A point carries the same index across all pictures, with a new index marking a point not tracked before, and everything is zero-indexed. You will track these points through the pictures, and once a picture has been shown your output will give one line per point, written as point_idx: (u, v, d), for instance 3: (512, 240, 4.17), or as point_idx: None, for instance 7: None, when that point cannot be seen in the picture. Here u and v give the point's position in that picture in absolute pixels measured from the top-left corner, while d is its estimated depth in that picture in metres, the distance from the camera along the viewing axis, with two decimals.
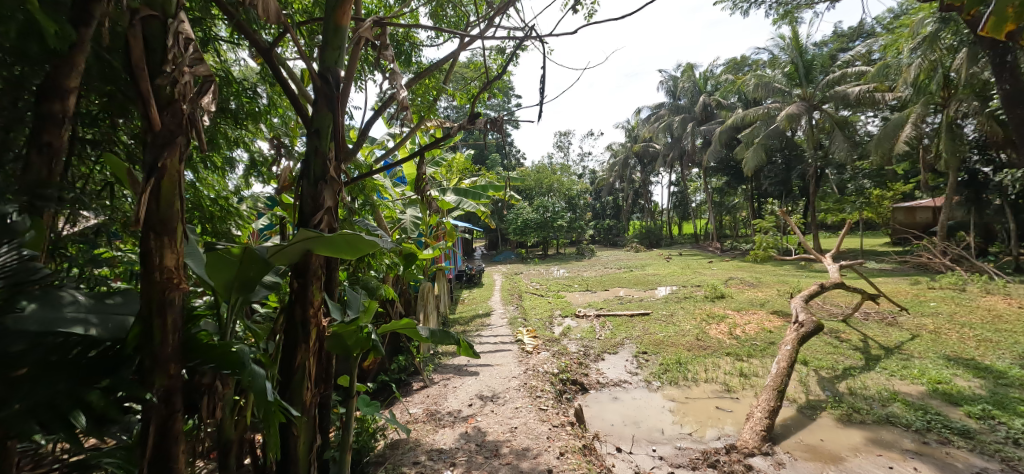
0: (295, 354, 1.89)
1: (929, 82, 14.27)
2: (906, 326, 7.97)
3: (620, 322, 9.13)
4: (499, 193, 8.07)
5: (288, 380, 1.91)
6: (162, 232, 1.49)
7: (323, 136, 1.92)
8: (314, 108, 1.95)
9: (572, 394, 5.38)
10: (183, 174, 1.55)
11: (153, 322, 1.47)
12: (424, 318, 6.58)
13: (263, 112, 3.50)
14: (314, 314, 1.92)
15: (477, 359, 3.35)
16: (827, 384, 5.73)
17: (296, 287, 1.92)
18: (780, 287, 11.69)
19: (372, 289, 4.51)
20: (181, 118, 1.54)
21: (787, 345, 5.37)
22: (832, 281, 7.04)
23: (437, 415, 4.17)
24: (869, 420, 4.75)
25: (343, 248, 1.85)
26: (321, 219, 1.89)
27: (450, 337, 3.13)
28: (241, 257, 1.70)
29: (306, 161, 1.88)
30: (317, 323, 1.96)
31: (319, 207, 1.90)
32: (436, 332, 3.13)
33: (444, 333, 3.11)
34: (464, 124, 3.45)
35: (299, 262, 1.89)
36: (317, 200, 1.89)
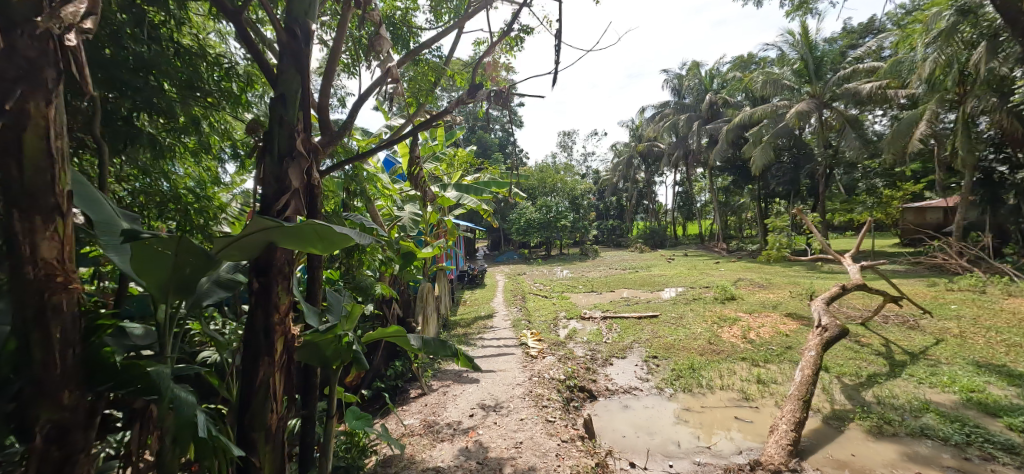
0: (259, 368, 1.80)
1: (944, 78, 13.91)
2: (929, 329, 7.59)
3: (628, 325, 8.79)
4: (502, 190, 7.74)
5: (250, 393, 1.81)
6: (30, 210, 1.39)
7: (289, 104, 1.91)
8: (279, 69, 1.94)
9: (579, 402, 5.05)
10: (50, 124, 1.45)
11: (30, 336, 1.42)
12: (424, 320, 6.24)
13: (242, 93, 3.22)
14: (278, 323, 1.85)
15: (476, 372, 3.04)
16: (853, 392, 5.38)
17: (257, 288, 1.82)
18: (793, 289, 11.30)
19: (364, 289, 4.21)
20: (44, 41, 1.43)
21: (810, 351, 5.03)
22: (853, 282, 6.66)
23: (435, 427, 3.85)
24: (901, 433, 4.41)
25: (307, 244, 1.69)
26: (286, 202, 1.85)
27: (447, 349, 2.83)
28: (176, 250, 1.57)
29: (269, 135, 1.84)
30: (282, 332, 1.88)
31: (286, 186, 1.86)
32: (431, 341, 2.84)
33: (441, 344, 2.83)
34: (464, 98, 3.17)
35: (260, 261, 1.81)
36: (282, 181, 1.85)
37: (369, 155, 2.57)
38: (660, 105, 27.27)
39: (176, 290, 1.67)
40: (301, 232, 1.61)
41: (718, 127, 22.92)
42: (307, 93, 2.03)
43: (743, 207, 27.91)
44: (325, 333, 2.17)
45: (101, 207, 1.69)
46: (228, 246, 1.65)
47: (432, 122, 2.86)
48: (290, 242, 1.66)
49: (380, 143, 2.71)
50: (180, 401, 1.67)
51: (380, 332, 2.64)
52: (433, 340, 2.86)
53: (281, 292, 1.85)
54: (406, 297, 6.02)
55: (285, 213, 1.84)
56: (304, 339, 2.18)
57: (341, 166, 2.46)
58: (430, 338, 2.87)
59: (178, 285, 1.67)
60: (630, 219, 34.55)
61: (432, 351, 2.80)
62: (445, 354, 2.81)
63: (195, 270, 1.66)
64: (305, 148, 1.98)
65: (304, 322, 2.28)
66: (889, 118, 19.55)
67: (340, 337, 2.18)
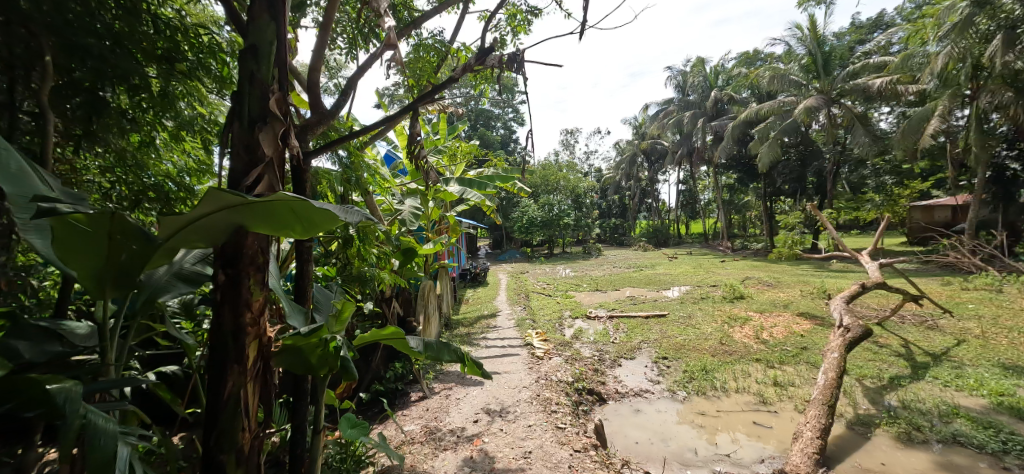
0: (227, 378, 1.62)
1: (956, 73, 13.59)
2: (949, 330, 7.31)
3: (635, 324, 8.53)
4: (506, 184, 7.51)
5: (218, 409, 1.62)
6: None
7: (261, 59, 1.75)
8: (250, 18, 1.76)
9: (589, 406, 4.80)
10: None
11: None
12: (426, 320, 5.97)
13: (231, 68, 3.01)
14: (251, 325, 1.68)
15: (484, 378, 2.78)
16: (876, 395, 5.12)
17: (224, 281, 1.64)
18: (803, 288, 11.02)
19: (364, 282, 3.96)
20: None
21: (833, 352, 4.78)
22: (873, 280, 6.38)
23: (437, 434, 3.60)
24: (932, 439, 4.15)
25: (276, 224, 1.63)
26: (258, 176, 1.71)
27: (451, 352, 2.59)
28: (108, 230, 1.54)
29: (239, 96, 1.69)
30: (254, 335, 1.70)
31: (258, 156, 1.73)
32: (434, 344, 2.59)
33: (444, 347, 2.59)
34: (471, 64, 2.92)
35: (229, 250, 1.65)
36: (253, 149, 1.72)
37: (360, 132, 2.38)
38: (664, 102, 26.92)
39: (114, 285, 1.66)
40: (275, 210, 1.56)
41: (723, 124, 22.61)
42: (281, 42, 1.85)
43: (748, 205, 27.59)
44: (308, 336, 1.97)
45: (26, 180, 1.56)
46: (186, 231, 1.57)
47: (433, 94, 2.64)
48: (260, 223, 1.60)
49: (376, 123, 2.48)
50: (94, 428, 1.49)
51: (378, 332, 2.42)
52: (435, 341, 2.62)
53: (252, 287, 1.67)
54: (405, 294, 5.78)
55: (257, 187, 1.71)
56: (285, 342, 2.00)
57: (329, 146, 2.24)
58: (432, 340, 2.62)
59: (117, 275, 1.65)
60: (633, 218, 34.22)
61: (434, 354, 2.55)
62: (447, 360, 2.55)
63: (133, 255, 1.64)
64: (281, 111, 1.83)
65: (286, 322, 2.10)
66: (897, 115, 19.25)
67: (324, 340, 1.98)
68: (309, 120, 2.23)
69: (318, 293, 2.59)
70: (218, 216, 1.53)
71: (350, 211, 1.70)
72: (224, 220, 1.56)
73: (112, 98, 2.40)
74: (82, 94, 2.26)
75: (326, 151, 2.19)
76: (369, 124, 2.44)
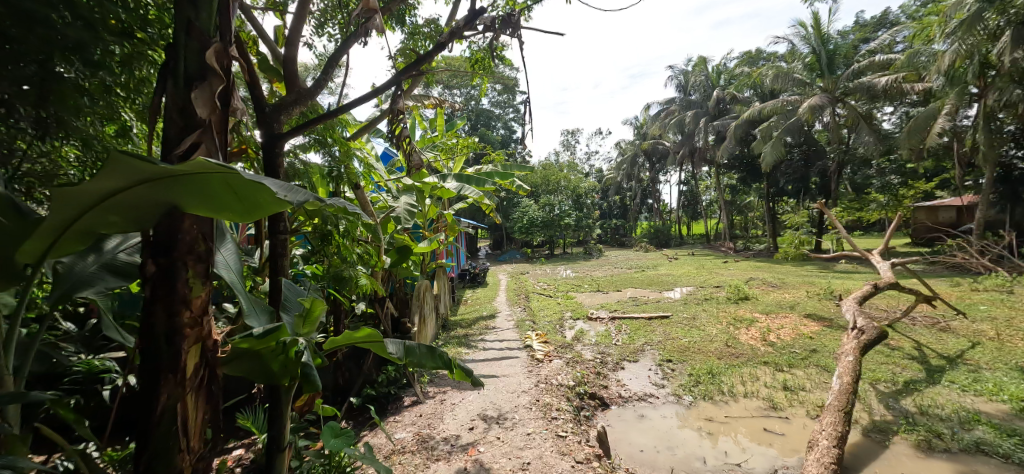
0: (161, 385, 1.59)
1: (964, 70, 13.31)
2: (961, 332, 7.07)
3: (638, 325, 8.32)
4: (505, 181, 7.30)
5: (151, 415, 1.58)
6: None
7: (199, 11, 1.77)
8: None
9: (591, 411, 4.59)
10: None
11: None
12: (422, 321, 5.74)
13: None
14: (189, 327, 1.65)
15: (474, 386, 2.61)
16: (891, 400, 4.90)
17: (154, 272, 1.60)
18: (809, 289, 10.79)
19: (342, 283, 3.72)
20: None
21: (847, 356, 4.56)
22: (885, 280, 6.16)
23: (430, 442, 3.38)
24: (954, 448, 3.93)
25: (210, 198, 1.65)
26: (193, 142, 1.70)
27: (440, 357, 2.46)
28: None
29: (175, 50, 1.70)
30: (194, 336, 1.67)
31: (198, 122, 1.73)
32: (420, 350, 2.45)
33: (431, 353, 2.45)
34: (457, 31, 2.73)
35: (162, 237, 1.62)
36: (190, 116, 1.72)
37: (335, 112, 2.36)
38: (666, 102, 26.63)
39: None
40: (208, 182, 1.61)
41: (726, 123, 22.36)
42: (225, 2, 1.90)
43: (750, 205, 27.37)
44: (260, 339, 1.91)
45: None
46: (111, 204, 1.59)
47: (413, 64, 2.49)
48: (193, 198, 1.65)
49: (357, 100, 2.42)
50: None
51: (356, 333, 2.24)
52: (422, 347, 2.48)
53: (188, 281, 1.64)
54: (401, 295, 5.53)
55: (193, 152, 1.71)
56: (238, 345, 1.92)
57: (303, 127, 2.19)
58: (419, 345, 2.49)
59: None
60: (634, 219, 34.01)
61: (419, 361, 2.42)
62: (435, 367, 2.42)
63: None
64: (221, 66, 1.82)
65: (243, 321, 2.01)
66: (900, 114, 19.07)
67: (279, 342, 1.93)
68: (285, 101, 2.24)
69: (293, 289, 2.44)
70: (141, 189, 1.55)
71: (293, 190, 1.76)
72: (153, 192, 1.58)
73: (79, 82, 2.10)
74: (33, 68, 1.91)
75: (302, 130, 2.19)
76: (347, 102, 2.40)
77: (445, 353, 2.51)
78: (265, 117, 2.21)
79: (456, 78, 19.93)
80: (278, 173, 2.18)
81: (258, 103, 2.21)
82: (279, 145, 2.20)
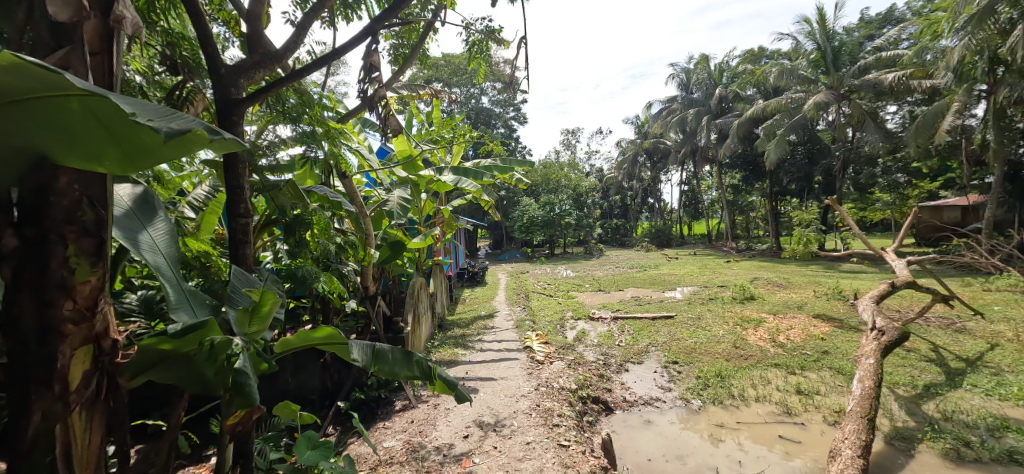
0: (32, 384, 1.41)
1: (972, 66, 13.03)
2: (978, 333, 6.79)
3: (641, 326, 8.04)
4: (504, 176, 7.00)
5: (17, 417, 1.41)
6: None
7: None
8: None
9: (594, 417, 4.32)
10: None
11: None
12: (416, 320, 5.47)
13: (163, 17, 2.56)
14: (72, 324, 1.47)
15: (460, 399, 2.49)
16: (912, 405, 4.63)
17: (17, 248, 1.40)
18: (816, 289, 10.49)
19: (302, 282, 3.33)
20: None
21: (868, 358, 4.29)
22: (902, 279, 5.89)
23: (420, 452, 3.12)
24: (986, 458, 3.65)
25: (69, 133, 1.43)
26: (58, 59, 1.45)
27: (416, 365, 2.42)
28: None
29: None
30: (78, 334, 1.48)
31: (69, 37, 1.48)
32: (397, 353, 2.42)
33: (407, 358, 2.41)
34: None
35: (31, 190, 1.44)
36: (63, 32, 1.47)
37: (294, 80, 2.36)
38: (667, 100, 26.30)
39: None
40: (61, 107, 1.38)
41: (728, 121, 22.05)
42: None
43: (752, 205, 27.08)
44: (176, 337, 1.76)
45: None
46: None
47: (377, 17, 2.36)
48: (54, 137, 1.43)
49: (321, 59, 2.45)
50: None
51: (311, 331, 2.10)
52: (398, 352, 2.44)
53: (67, 262, 1.46)
54: (395, 293, 5.29)
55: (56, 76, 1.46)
56: (152, 346, 1.73)
57: (256, 96, 2.23)
58: (395, 348, 2.45)
59: None
60: (635, 218, 33.75)
61: (393, 368, 2.36)
62: (411, 374, 2.37)
63: None
64: None
65: (171, 314, 1.84)
66: (905, 112, 18.80)
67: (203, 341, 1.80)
68: (245, 65, 2.30)
69: (249, 278, 2.27)
70: None
71: (164, 116, 1.42)
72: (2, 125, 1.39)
73: None
74: None
75: (261, 94, 2.24)
76: (310, 64, 2.43)
77: (423, 360, 2.49)
78: (223, 80, 2.25)
79: (456, 75, 19.65)
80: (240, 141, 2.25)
81: (215, 65, 2.24)
82: (238, 109, 2.23)
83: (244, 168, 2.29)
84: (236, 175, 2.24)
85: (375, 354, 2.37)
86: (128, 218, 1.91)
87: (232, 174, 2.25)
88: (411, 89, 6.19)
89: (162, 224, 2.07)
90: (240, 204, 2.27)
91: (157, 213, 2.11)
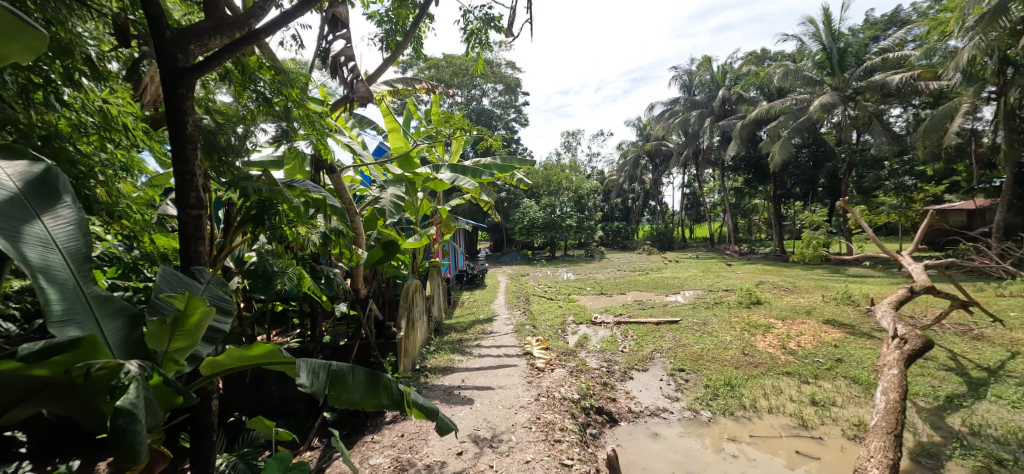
0: None
1: (982, 68, 12.63)
2: (997, 340, 6.52)
3: (645, 331, 7.75)
4: (505, 175, 6.68)
5: None
6: None
7: None
8: None
9: (598, 429, 4.07)
10: None
11: None
12: (411, 325, 5.20)
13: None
14: None
15: (443, 428, 2.25)
16: (935, 418, 4.37)
17: None
18: (824, 293, 10.21)
19: (266, 280, 3.21)
20: None
21: (891, 369, 4.02)
22: (920, 283, 5.64)
23: (410, 470, 2.89)
24: None
25: None
26: None
27: (384, 390, 2.22)
28: None
29: None
30: None
31: None
32: (361, 374, 2.22)
33: (374, 383, 2.20)
34: None
35: None
36: None
37: (253, 41, 2.09)
38: (669, 102, 26.05)
39: None
40: None
41: (732, 123, 21.78)
42: None
43: (755, 209, 26.79)
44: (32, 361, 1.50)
45: None
46: None
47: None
48: None
49: (283, 15, 2.22)
50: None
51: (244, 349, 1.87)
52: (362, 373, 2.23)
53: None
54: (389, 297, 5.13)
55: None
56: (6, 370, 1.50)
57: (208, 61, 1.99)
58: (359, 367, 2.24)
59: None
60: (636, 221, 33.49)
61: (355, 393, 2.16)
62: (376, 402, 2.18)
63: None
64: None
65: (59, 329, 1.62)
66: (910, 115, 18.57)
67: (76, 368, 1.57)
68: (199, 27, 2.09)
69: (183, 281, 2.03)
70: None
71: None
72: None
73: None
74: None
75: (214, 59, 2.02)
76: (274, 22, 2.18)
77: (393, 382, 2.28)
78: (169, 45, 2.00)
79: (456, 75, 19.37)
80: (188, 115, 2.01)
81: (159, 26, 1.99)
82: (188, 79, 1.99)
83: (198, 148, 2.06)
84: (186, 160, 1.98)
85: (334, 374, 2.16)
86: (13, 207, 1.62)
87: (181, 157, 2.00)
88: (408, 82, 5.99)
89: (62, 211, 1.78)
90: (189, 194, 2.00)
91: (59, 195, 1.82)
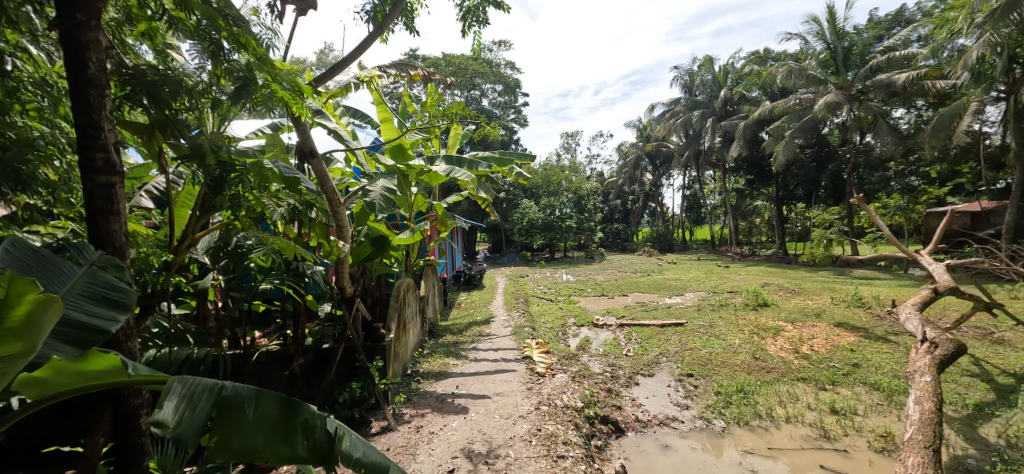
0: None
1: (991, 66, 12.38)
2: (1021, 345, 6.21)
3: (650, 333, 7.42)
4: (502, 169, 6.33)
5: None
6: None
7: None
8: None
9: (603, 440, 3.75)
10: None
11: None
12: (403, 327, 4.89)
13: None
14: None
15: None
16: (967, 429, 4.05)
17: None
18: (834, 295, 9.89)
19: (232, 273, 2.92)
20: None
21: (923, 376, 3.71)
22: (943, 284, 5.30)
23: None
24: None
25: None
26: None
27: (302, 435, 1.79)
28: None
29: None
30: None
31: None
32: (269, 408, 1.81)
33: (283, 425, 1.78)
34: None
35: None
36: None
37: None
38: (670, 102, 25.77)
39: None
40: None
41: (734, 124, 21.50)
42: None
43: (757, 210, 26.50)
44: None
45: None
46: None
47: None
48: None
49: None
50: None
51: (76, 361, 1.50)
52: (272, 407, 1.82)
53: None
54: (380, 296, 4.85)
55: None
56: None
57: None
58: (269, 398, 1.84)
59: None
60: (636, 223, 33.21)
61: (256, 439, 1.72)
62: (288, 452, 1.73)
63: None
64: None
65: None
66: (916, 115, 18.29)
67: None
68: None
69: (47, 262, 1.77)
70: None
71: None
72: None
73: None
74: None
75: None
76: None
77: (317, 423, 1.86)
78: None
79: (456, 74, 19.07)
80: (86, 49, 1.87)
81: None
82: (88, 4, 1.85)
83: (106, 97, 1.93)
84: (88, 108, 1.87)
85: (228, 405, 1.77)
86: None
87: (83, 105, 1.88)
88: (400, 67, 5.66)
89: None
90: (91, 158, 1.90)
91: None
